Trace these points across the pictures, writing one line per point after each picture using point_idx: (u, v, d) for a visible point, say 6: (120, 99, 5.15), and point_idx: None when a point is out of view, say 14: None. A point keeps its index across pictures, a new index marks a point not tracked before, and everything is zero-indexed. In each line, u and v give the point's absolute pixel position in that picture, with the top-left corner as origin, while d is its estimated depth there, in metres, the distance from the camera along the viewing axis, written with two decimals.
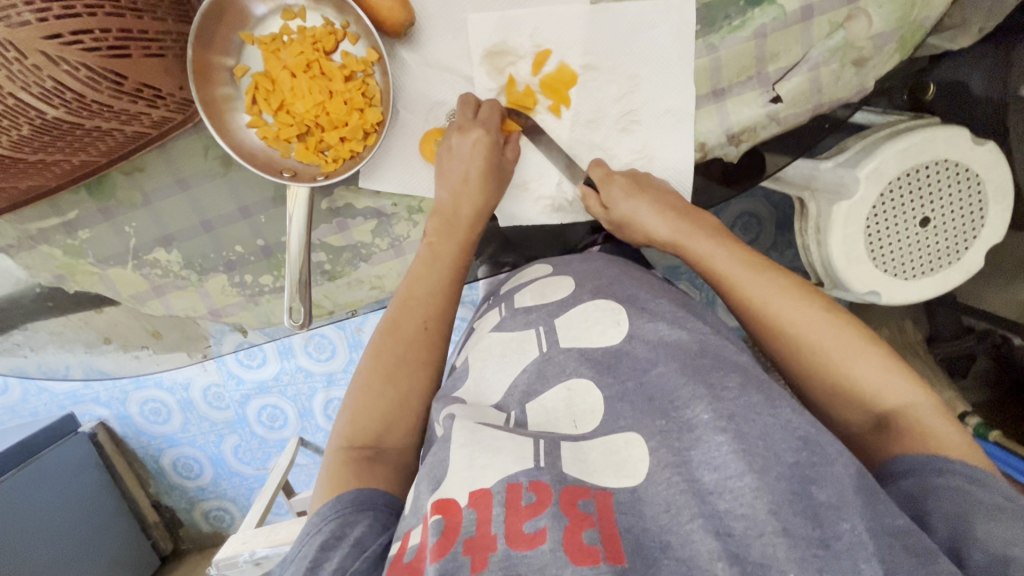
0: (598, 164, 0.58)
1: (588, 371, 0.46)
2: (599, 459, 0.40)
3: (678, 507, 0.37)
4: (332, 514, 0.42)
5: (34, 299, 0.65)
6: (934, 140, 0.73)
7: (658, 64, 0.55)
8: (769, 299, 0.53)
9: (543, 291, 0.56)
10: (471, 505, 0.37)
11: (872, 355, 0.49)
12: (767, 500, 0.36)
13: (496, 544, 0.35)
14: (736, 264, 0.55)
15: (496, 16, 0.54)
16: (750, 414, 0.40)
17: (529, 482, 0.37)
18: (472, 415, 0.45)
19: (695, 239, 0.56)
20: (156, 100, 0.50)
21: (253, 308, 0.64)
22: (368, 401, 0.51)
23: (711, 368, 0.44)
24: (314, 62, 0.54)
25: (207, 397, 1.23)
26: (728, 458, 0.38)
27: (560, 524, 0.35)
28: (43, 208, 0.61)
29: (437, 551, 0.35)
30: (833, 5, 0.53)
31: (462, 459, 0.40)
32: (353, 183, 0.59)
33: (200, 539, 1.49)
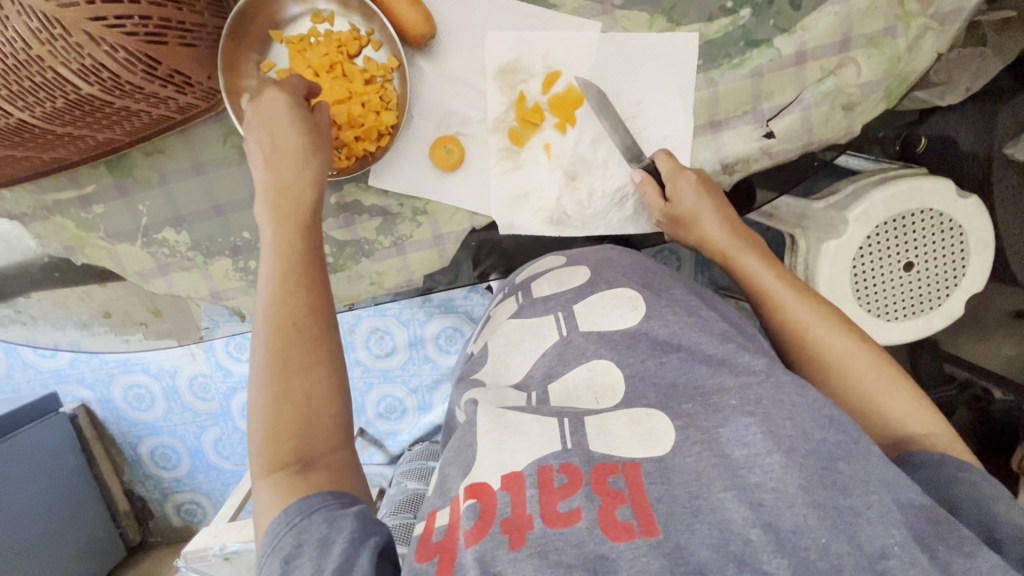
0: (669, 157, 0.59)
1: (608, 351, 0.50)
2: (623, 431, 0.43)
3: (709, 477, 0.38)
4: (289, 526, 0.39)
5: (41, 269, 0.66)
6: (919, 189, 0.77)
7: (660, 93, 0.59)
8: (811, 322, 0.56)
9: (560, 280, 0.59)
10: (504, 489, 0.39)
11: (904, 390, 0.52)
12: (797, 475, 0.38)
13: (533, 523, 0.37)
14: (781, 284, 0.58)
15: (512, 36, 0.58)
16: (776, 394, 0.43)
17: (560, 465, 0.39)
18: (494, 401, 0.47)
19: (745, 256, 0.61)
20: (185, 86, 0.53)
21: (254, 294, 0.66)
22: (284, 410, 0.44)
23: (738, 355, 0.48)
24: (337, 64, 0.57)
25: (193, 386, 1.23)
26: (757, 436, 0.39)
27: (593, 503, 0.37)
28: (62, 181, 0.63)
29: (473, 534, 0.37)
30: (826, 53, 0.57)
31: (492, 443, 0.42)
32: (364, 182, 0.62)
33: (168, 531, 1.47)
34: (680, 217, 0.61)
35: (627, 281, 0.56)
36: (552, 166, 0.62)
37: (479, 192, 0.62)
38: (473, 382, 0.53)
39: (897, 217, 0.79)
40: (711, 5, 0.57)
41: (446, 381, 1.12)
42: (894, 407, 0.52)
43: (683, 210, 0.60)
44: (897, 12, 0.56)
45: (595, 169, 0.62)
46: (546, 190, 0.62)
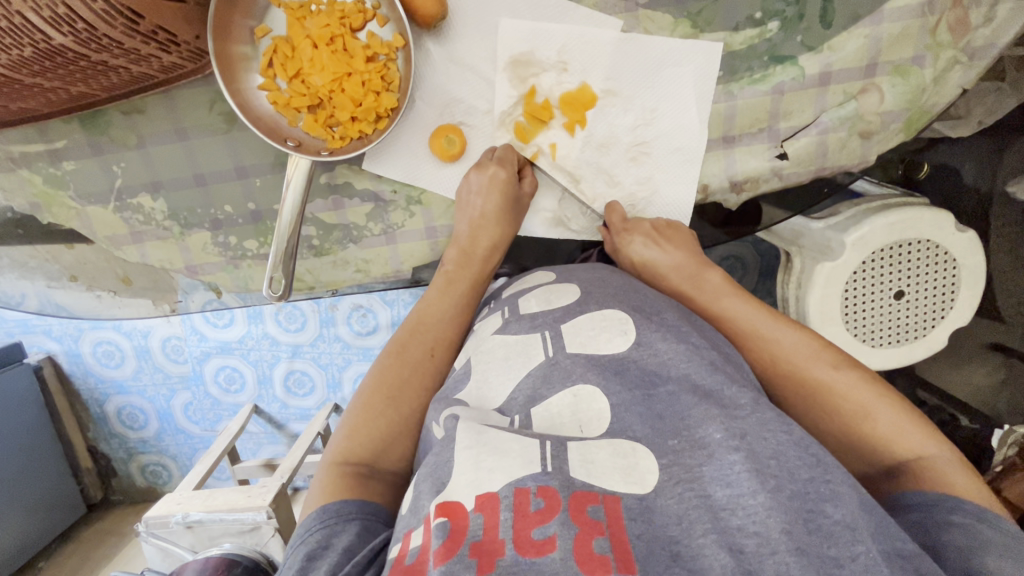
0: (614, 210, 0.59)
1: (594, 378, 0.46)
2: (606, 461, 0.40)
3: (690, 520, 0.36)
4: (335, 516, 0.44)
5: (4, 224, 0.62)
6: (919, 220, 0.76)
7: (676, 102, 0.56)
8: (783, 356, 0.54)
9: (549, 298, 0.55)
10: (477, 510, 0.37)
11: (889, 410, 0.51)
12: (780, 518, 0.36)
13: (504, 550, 0.35)
14: (754, 316, 0.56)
15: (527, 26, 0.54)
16: (765, 433, 0.40)
17: (537, 488, 0.37)
18: (476, 418, 0.45)
19: (713, 291, 0.59)
20: (170, 44, 0.49)
21: (233, 270, 0.63)
22: (360, 427, 0.52)
23: (725, 388, 0.44)
24: (338, 37, 0.53)
25: (165, 349, 1.20)
26: (742, 476, 0.37)
27: (569, 532, 0.35)
28: (29, 132, 0.58)
29: (443, 554, 0.35)
30: (850, 77, 0.55)
31: (469, 460, 0.40)
32: (357, 164, 0.59)
33: (132, 493, 1.43)
34: (647, 265, 0.59)
35: (616, 303, 0.53)
36: (556, 168, 0.59)
37: None
38: (456, 402, 0.49)
39: (892, 245, 0.78)
40: (739, 14, 0.54)
41: None
42: (883, 435, 0.50)
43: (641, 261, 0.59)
44: (928, 41, 0.54)
45: (601, 173, 0.59)
46: (550, 189, 0.61)
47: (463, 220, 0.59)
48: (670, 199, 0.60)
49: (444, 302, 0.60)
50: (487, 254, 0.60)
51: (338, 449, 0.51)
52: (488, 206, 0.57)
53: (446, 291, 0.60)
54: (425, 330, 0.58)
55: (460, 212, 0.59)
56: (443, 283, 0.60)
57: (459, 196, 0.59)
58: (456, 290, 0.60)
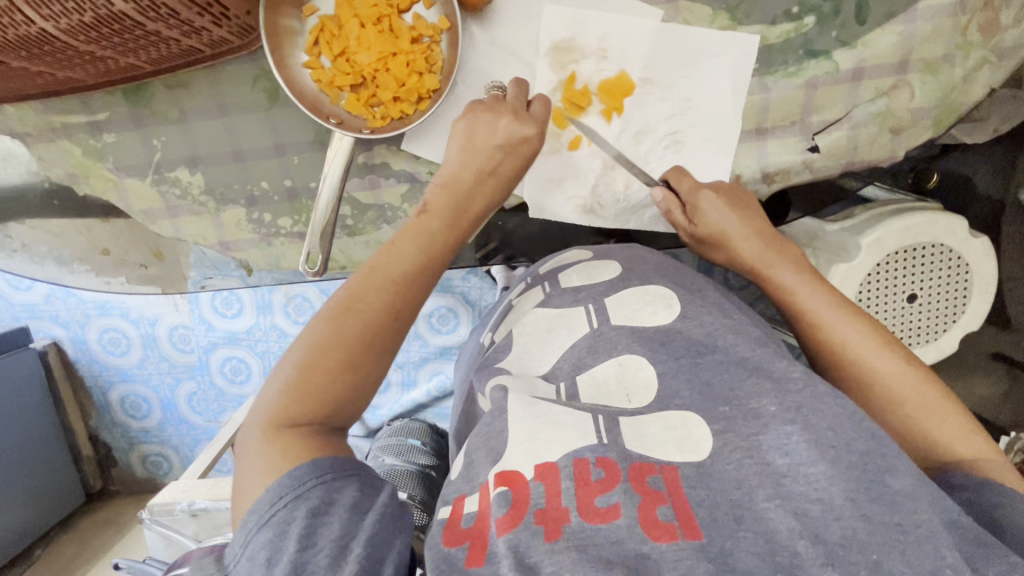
0: (684, 173, 0.58)
1: (641, 348, 0.47)
2: (658, 434, 0.41)
3: (752, 486, 0.37)
4: (296, 487, 0.38)
5: (40, 196, 0.62)
6: (934, 224, 0.77)
7: (711, 93, 0.57)
8: (848, 343, 0.52)
9: (591, 273, 0.56)
10: (538, 479, 0.38)
11: (953, 413, 0.48)
12: (843, 487, 0.36)
13: (569, 517, 0.36)
14: (820, 300, 0.54)
15: (570, 13, 0.55)
16: (818, 406, 0.41)
17: (596, 458, 0.38)
18: (523, 389, 0.46)
19: (779, 271, 0.57)
20: (221, 18, 0.50)
21: (266, 248, 0.63)
22: (297, 387, 0.43)
23: (773, 359, 0.45)
24: (385, 18, 0.54)
25: (172, 337, 1.20)
26: (801, 445, 0.38)
27: (632, 501, 0.36)
28: (71, 103, 0.59)
29: (507, 522, 0.36)
30: (882, 73, 0.57)
31: (523, 431, 0.41)
32: (395, 145, 0.60)
33: (131, 482, 1.42)
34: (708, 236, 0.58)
35: (660, 279, 0.54)
36: (591, 155, 0.60)
37: None
38: (496, 369, 0.51)
39: (907, 248, 0.78)
40: (775, 9, 0.55)
41: (433, 358, 1.09)
42: (941, 435, 0.48)
43: (706, 229, 0.58)
44: (958, 40, 0.55)
45: (635, 161, 0.60)
46: (582, 176, 0.60)
47: (464, 163, 0.53)
48: None
49: (408, 247, 0.50)
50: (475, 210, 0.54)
51: (271, 410, 0.42)
52: (484, 160, 0.53)
53: (415, 238, 0.50)
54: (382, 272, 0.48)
55: (464, 152, 0.53)
56: (412, 230, 0.51)
57: (477, 132, 0.53)
58: (432, 237, 0.51)
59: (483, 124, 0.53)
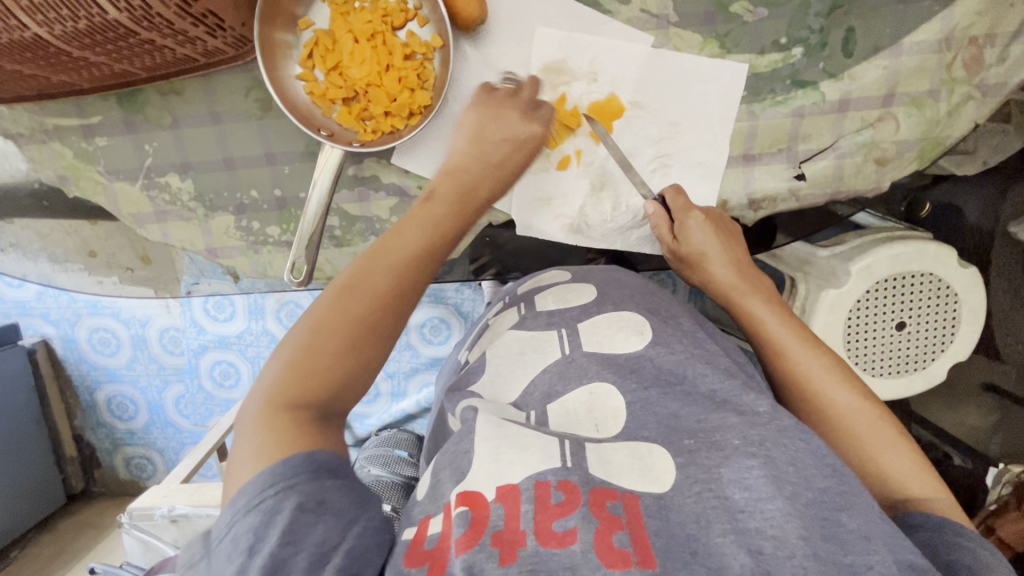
0: (680, 193, 0.59)
1: (610, 375, 0.47)
2: (623, 461, 0.41)
3: (709, 520, 0.36)
4: (267, 493, 0.38)
5: (29, 196, 0.63)
6: (923, 254, 0.77)
7: (699, 118, 0.58)
8: (810, 373, 0.52)
9: (565, 296, 0.56)
10: (498, 500, 0.37)
11: (906, 452, 0.48)
12: (797, 525, 0.35)
13: (525, 540, 0.35)
14: (785, 330, 0.55)
15: (562, 36, 0.56)
16: (781, 439, 0.40)
17: (557, 482, 0.38)
18: (494, 412, 0.46)
19: (748, 300, 0.58)
20: (216, 28, 0.50)
21: (252, 255, 0.63)
22: (291, 366, 0.44)
23: (740, 393, 0.44)
24: (379, 34, 0.55)
25: (162, 340, 1.20)
26: (760, 481, 0.37)
27: (589, 526, 0.35)
28: (65, 106, 0.59)
29: (464, 543, 0.35)
30: (869, 105, 0.57)
31: (488, 451, 0.40)
32: (386, 158, 0.60)
33: (114, 485, 1.40)
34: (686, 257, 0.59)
35: (633, 306, 0.53)
36: (580, 173, 0.60)
37: None
38: (470, 394, 0.50)
39: (898, 276, 0.78)
40: (765, 38, 0.56)
41: (424, 368, 1.09)
42: (893, 471, 0.48)
43: (691, 247, 0.58)
44: (943, 76, 0.56)
45: (623, 184, 0.60)
46: (570, 196, 0.61)
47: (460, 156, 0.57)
48: None
49: (398, 240, 0.52)
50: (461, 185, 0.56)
51: (265, 385, 0.44)
52: (514, 163, 0.58)
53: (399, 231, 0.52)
54: (384, 265, 0.50)
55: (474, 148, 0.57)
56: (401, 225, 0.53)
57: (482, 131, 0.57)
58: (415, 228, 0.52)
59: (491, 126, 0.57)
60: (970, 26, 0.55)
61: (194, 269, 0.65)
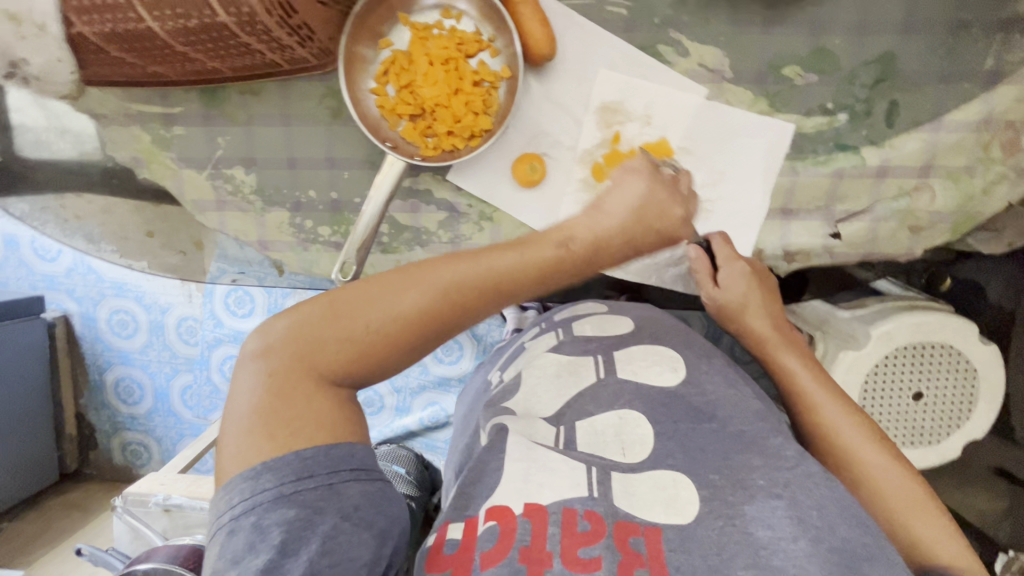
0: (727, 242, 0.60)
1: (640, 406, 0.48)
2: (646, 493, 0.41)
3: (732, 553, 0.37)
4: (287, 499, 0.38)
5: (101, 173, 0.66)
6: (945, 325, 0.77)
7: (743, 170, 0.61)
8: (840, 430, 0.52)
9: (604, 326, 0.58)
10: (525, 515, 0.38)
11: (936, 517, 0.48)
12: (821, 566, 0.36)
13: (552, 561, 0.36)
14: (818, 385, 0.55)
15: (622, 79, 0.59)
16: (806, 484, 0.40)
17: (584, 510, 0.38)
18: (523, 432, 0.46)
19: (782, 353, 0.59)
20: (307, 40, 0.55)
21: (301, 252, 0.66)
22: (332, 333, 0.43)
23: (768, 436, 0.45)
24: (453, 59, 0.58)
25: (179, 328, 1.22)
26: (783, 520, 0.38)
27: (613, 556, 0.36)
28: (150, 94, 0.63)
29: (490, 558, 0.37)
30: (906, 174, 0.60)
31: (518, 472, 0.41)
32: (441, 174, 0.63)
33: (107, 469, 1.37)
34: (727, 305, 0.61)
35: (671, 343, 0.55)
36: None
37: (545, 215, 0.63)
38: (505, 408, 0.51)
39: (918, 345, 0.78)
40: (812, 101, 0.59)
41: (431, 387, 1.09)
42: (922, 536, 0.48)
43: (730, 297, 0.60)
44: (980, 154, 0.59)
45: None
46: None
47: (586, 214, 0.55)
48: None
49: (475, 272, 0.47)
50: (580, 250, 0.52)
51: (300, 331, 0.43)
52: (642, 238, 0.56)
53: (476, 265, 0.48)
54: (462, 282, 0.46)
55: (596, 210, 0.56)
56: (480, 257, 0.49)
57: (609, 197, 0.57)
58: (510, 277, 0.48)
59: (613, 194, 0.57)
60: (1007, 111, 0.58)
61: (233, 259, 0.67)
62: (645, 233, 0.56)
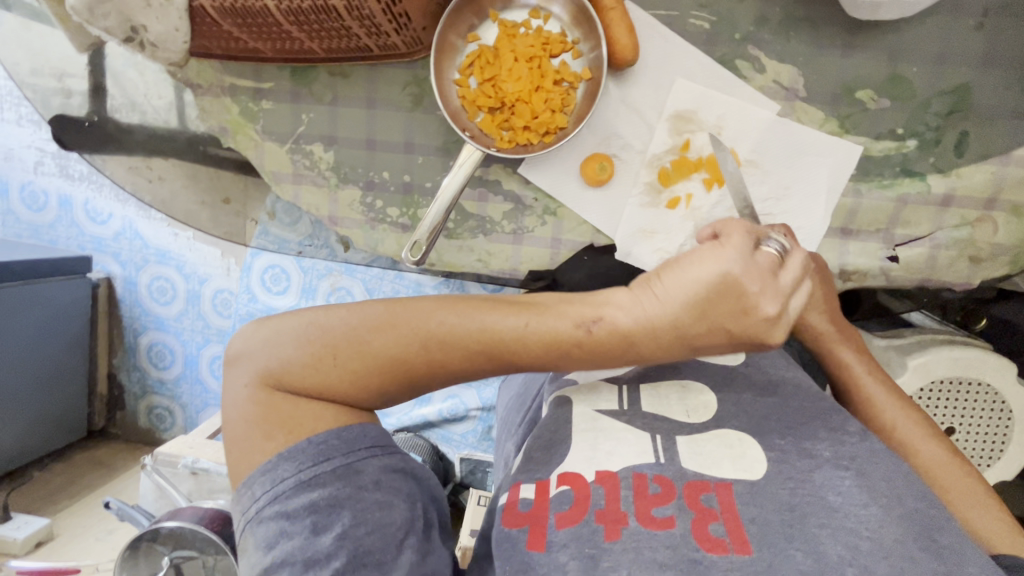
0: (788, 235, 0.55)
1: (703, 379, 0.48)
2: (714, 452, 0.41)
3: (804, 512, 0.36)
4: (309, 483, 0.38)
5: (189, 139, 0.70)
6: (984, 362, 0.72)
7: (808, 186, 0.62)
8: (896, 425, 0.52)
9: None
10: (597, 482, 0.40)
11: (997, 511, 0.46)
12: (894, 530, 0.34)
13: (627, 520, 0.37)
14: (877, 381, 0.55)
15: (697, 89, 0.61)
16: (873, 457, 0.39)
17: (654, 474, 0.39)
18: (586, 401, 0.47)
19: (840, 348, 0.58)
20: (403, 27, 0.57)
21: (369, 231, 0.69)
22: (298, 353, 0.42)
23: (831, 412, 0.44)
24: (537, 58, 0.61)
25: (215, 300, 1.21)
26: (853, 489, 0.37)
27: (687, 514, 0.37)
28: (245, 69, 0.67)
29: (567, 519, 0.38)
30: (970, 205, 0.61)
31: (586, 443, 0.43)
32: (511, 167, 0.66)
33: (133, 432, 1.34)
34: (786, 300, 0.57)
35: None
36: (686, 216, 0.64)
37: (608, 214, 0.65)
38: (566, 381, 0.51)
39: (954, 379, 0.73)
40: (882, 126, 0.61)
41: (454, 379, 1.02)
42: (983, 529, 0.45)
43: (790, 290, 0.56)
44: None
45: None
46: (671, 234, 0.65)
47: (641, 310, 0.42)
48: None
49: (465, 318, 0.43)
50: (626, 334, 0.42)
51: (274, 347, 0.42)
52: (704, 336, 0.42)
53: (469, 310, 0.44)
54: (431, 317, 0.43)
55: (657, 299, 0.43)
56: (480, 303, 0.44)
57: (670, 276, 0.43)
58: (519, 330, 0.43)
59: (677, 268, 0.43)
60: None
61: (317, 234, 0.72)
62: (707, 330, 0.42)
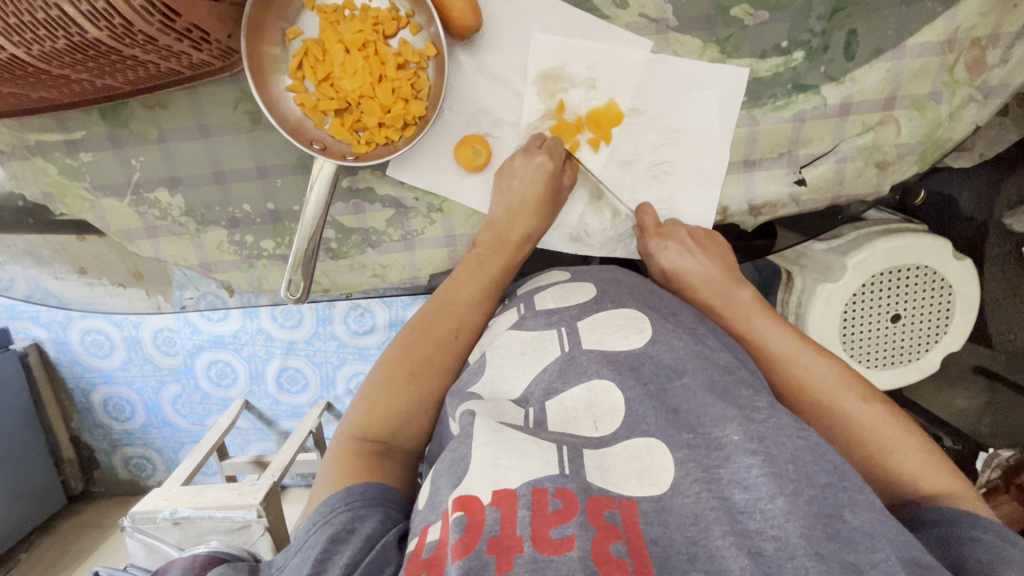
0: (649, 214, 0.59)
1: (610, 373, 0.44)
2: (621, 466, 0.38)
3: (708, 521, 0.33)
4: (304, 539, 0.41)
5: (14, 213, 0.61)
6: (918, 246, 0.68)
7: (700, 125, 0.57)
8: (807, 382, 0.52)
9: (565, 295, 0.53)
10: (494, 505, 0.34)
11: (918, 445, 0.48)
12: (800, 524, 0.32)
13: (522, 546, 0.32)
14: (786, 341, 0.54)
15: (559, 41, 0.55)
16: (780, 436, 0.37)
17: (556, 489, 0.34)
18: (492, 413, 0.42)
19: (745, 317, 0.56)
20: (202, 42, 0.49)
21: (247, 270, 0.62)
22: (359, 412, 0.51)
23: (739, 387, 0.41)
24: (371, 43, 0.53)
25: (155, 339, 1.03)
26: (760, 480, 0.34)
27: (588, 534, 0.32)
28: (46, 120, 0.58)
29: (460, 548, 0.32)
30: (870, 108, 0.57)
31: (485, 457, 0.37)
32: (380, 169, 0.59)
33: (113, 485, 1.21)
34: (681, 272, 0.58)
35: (633, 303, 0.51)
36: (578, 183, 0.60)
37: None
38: (469, 394, 0.47)
39: (893, 268, 0.69)
40: (765, 42, 0.55)
41: None
42: (910, 466, 0.47)
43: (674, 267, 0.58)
44: (945, 78, 0.56)
45: (623, 191, 0.59)
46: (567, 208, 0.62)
47: (501, 205, 0.58)
48: (688, 216, 0.60)
49: (446, 309, 0.56)
50: (520, 242, 0.59)
51: (346, 428, 0.50)
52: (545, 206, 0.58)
53: (446, 305, 0.57)
54: (422, 323, 0.56)
55: (499, 197, 0.58)
56: (442, 296, 0.57)
57: (500, 180, 0.58)
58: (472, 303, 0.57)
59: (503, 173, 0.58)
60: (973, 27, 0.54)
61: (190, 285, 0.63)
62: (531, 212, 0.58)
